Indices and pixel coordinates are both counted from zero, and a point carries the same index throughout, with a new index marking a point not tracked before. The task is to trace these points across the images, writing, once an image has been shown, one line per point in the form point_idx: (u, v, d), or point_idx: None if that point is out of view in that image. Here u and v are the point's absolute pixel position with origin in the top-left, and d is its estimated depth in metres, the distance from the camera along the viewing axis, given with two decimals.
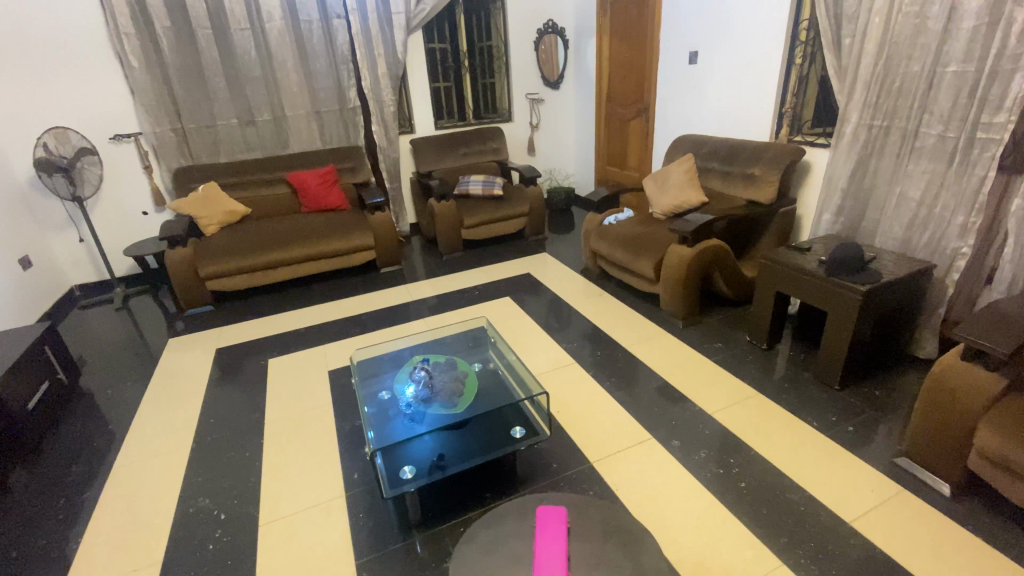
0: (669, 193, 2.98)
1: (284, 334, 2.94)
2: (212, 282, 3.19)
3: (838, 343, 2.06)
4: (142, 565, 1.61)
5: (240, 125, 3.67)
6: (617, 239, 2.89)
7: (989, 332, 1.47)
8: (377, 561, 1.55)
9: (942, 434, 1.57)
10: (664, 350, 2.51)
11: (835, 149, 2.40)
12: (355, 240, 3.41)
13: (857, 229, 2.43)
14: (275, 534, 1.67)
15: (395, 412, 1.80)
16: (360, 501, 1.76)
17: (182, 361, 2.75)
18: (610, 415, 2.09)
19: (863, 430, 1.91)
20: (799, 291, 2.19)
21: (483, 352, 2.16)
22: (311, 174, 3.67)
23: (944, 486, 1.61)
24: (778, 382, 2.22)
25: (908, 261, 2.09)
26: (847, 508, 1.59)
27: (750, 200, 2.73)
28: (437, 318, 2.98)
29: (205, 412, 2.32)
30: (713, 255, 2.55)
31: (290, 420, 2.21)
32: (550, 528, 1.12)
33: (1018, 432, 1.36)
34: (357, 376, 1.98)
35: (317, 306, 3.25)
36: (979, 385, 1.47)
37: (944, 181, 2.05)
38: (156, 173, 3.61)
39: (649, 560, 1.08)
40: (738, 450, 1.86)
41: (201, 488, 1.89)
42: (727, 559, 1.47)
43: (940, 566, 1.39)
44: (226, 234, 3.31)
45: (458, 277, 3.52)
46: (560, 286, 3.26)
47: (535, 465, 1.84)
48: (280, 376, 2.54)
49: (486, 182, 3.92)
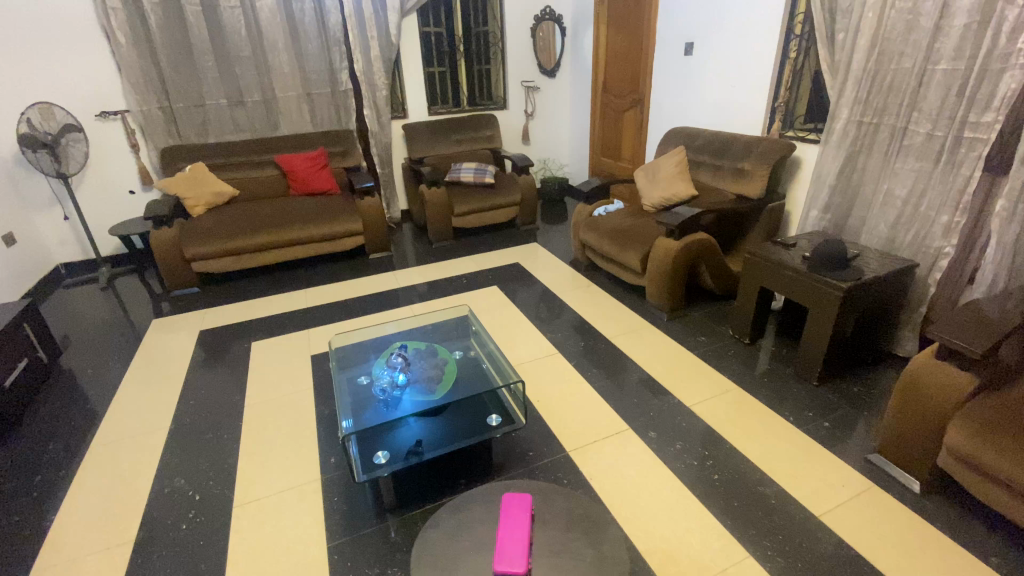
0: (659, 185, 2.97)
1: (269, 318, 2.92)
2: (197, 264, 3.16)
3: (818, 340, 2.07)
4: (115, 544, 1.60)
5: (229, 106, 3.61)
6: (606, 230, 2.88)
7: (962, 331, 1.47)
8: (349, 544, 1.56)
9: (915, 432, 1.57)
10: (648, 343, 2.51)
11: (824, 145, 2.38)
12: (343, 225, 3.38)
13: (843, 226, 2.43)
14: (249, 515, 1.67)
15: (372, 398, 1.79)
16: (335, 485, 1.77)
17: (165, 341, 2.74)
18: (589, 405, 2.09)
19: (839, 426, 1.92)
20: (782, 286, 2.19)
21: (465, 340, 2.15)
22: (300, 158, 3.64)
23: (914, 482, 1.62)
24: (758, 376, 2.23)
25: (892, 260, 2.09)
26: (817, 502, 1.60)
27: (739, 194, 2.71)
28: (424, 305, 2.97)
29: (185, 394, 2.31)
30: (700, 249, 2.54)
31: (271, 404, 2.20)
32: (512, 515, 1.09)
33: (984, 429, 1.37)
34: (335, 362, 1.97)
35: (303, 290, 3.23)
36: (951, 383, 1.48)
37: (931, 180, 2.04)
38: (143, 152, 3.56)
39: (610, 549, 1.08)
40: (714, 443, 1.87)
41: (177, 468, 1.89)
42: (695, 549, 1.48)
43: (905, 563, 1.40)
44: (213, 216, 3.27)
45: (446, 264, 3.51)
46: (548, 276, 3.25)
47: (511, 453, 1.85)
48: (263, 359, 2.53)
49: (478, 170, 3.89)
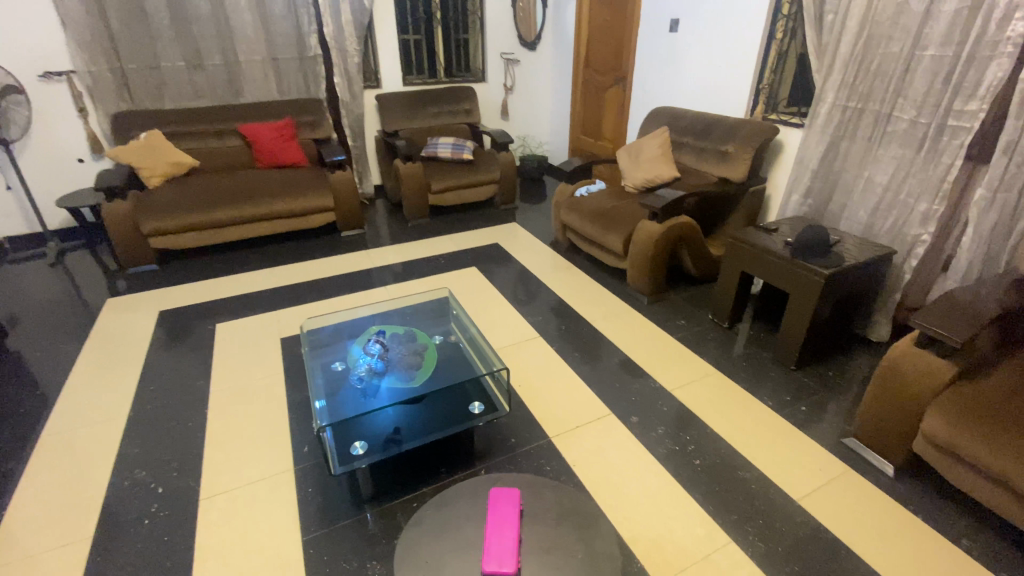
0: (642, 166, 2.92)
1: (234, 298, 2.77)
2: (155, 239, 2.96)
3: (797, 325, 2.09)
4: (70, 541, 1.50)
5: (187, 69, 3.36)
6: (587, 211, 2.82)
7: (944, 320, 1.48)
8: (324, 537, 1.50)
9: (892, 416, 1.60)
10: (629, 327, 2.49)
11: (809, 128, 2.36)
12: (313, 200, 3.22)
13: (822, 212, 2.44)
14: (217, 509, 1.59)
15: (348, 386, 1.71)
16: (309, 475, 1.69)
17: (121, 322, 2.56)
18: (570, 390, 2.06)
19: (814, 410, 1.95)
20: (764, 271, 2.18)
21: (445, 323, 2.08)
22: (266, 128, 3.43)
23: (888, 466, 1.66)
24: (736, 361, 2.24)
25: (870, 246, 2.11)
26: (796, 487, 1.63)
27: (721, 177, 2.69)
28: (400, 286, 2.87)
29: (145, 378, 2.18)
30: (682, 232, 2.52)
31: (239, 389, 2.09)
32: (500, 512, 1.06)
33: (961, 417, 1.39)
34: (308, 347, 1.88)
35: (271, 269, 3.08)
36: (930, 370, 1.50)
37: (912, 167, 2.05)
38: (93, 118, 3.29)
39: (601, 545, 1.06)
40: (694, 428, 1.87)
41: (137, 459, 1.77)
42: (678, 536, 1.48)
43: (879, 545, 1.44)
44: (172, 188, 3.07)
45: (422, 244, 3.39)
46: (527, 257, 3.19)
47: (493, 440, 1.81)
48: (229, 342, 2.40)
49: (456, 145, 3.75)
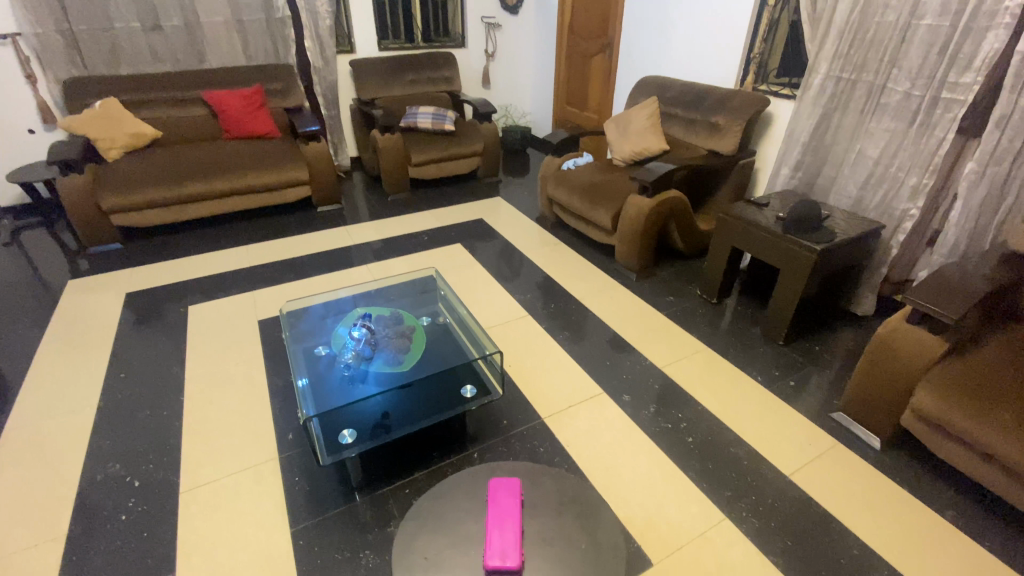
0: (630, 138, 2.84)
1: (207, 278, 2.64)
2: (118, 217, 2.78)
3: (786, 301, 2.09)
4: (43, 541, 1.42)
5: (144, 31, 3.10)
6: (575, 185, 2.75)
7: (938, 297, 1.48)
8: (314, 527, 1.46)
9: (881, 391, 1.62)
10: (618, 303, 2.46)
11: (801, 100, 2.32)
12: (287, 174, 3.06)
13: (811, 186, 2.42)
14: (199, 502, 1.52)
15: (333, 373, 1.64)
16: (295, 464, 1.64)
17: (85, 305, 2.42)
18: (561, 369, 2.04)
19: (801, 384, 1.97)
20: (754, 247, 2.17)
21: (432, 304, 2.01)
22: (233, 95, 3.22)
23: (874, 439, 1.69)
24: (725, 336, 2.24)
25: (859, 221, 2.10)
26: (786, 462, 1.65)
27: (711, 150, 2.64)
28: (382, 264, 2.77)
29: (115, 365, 2.06)
30: (672, 207, 2.47)
31: (216, 375, 2.00)
32: (501, 505, 1.03)
33: (952, 393, 1.40)
34: (289, 332, 1.79)
35: (245, 246, 2.94)
36: (922, 347, 1.50)
37: (903, 141, 2.03)
38: (42, 85, 3.03)
39: (604, 535, 1.04)
40: (686, 405, 1.87)
41: (110, 452, 1.69)
42: (673, 515, 1.49)
43: (867, 517, 1.47)
44: (133, 161, 2.87)
45: (404, 219, 3.28)
46: (512, 233, 3.11)
47: (485, 423, 1.78)
48: (203, 325, 2.29)
49: (436, 115, 3.60)
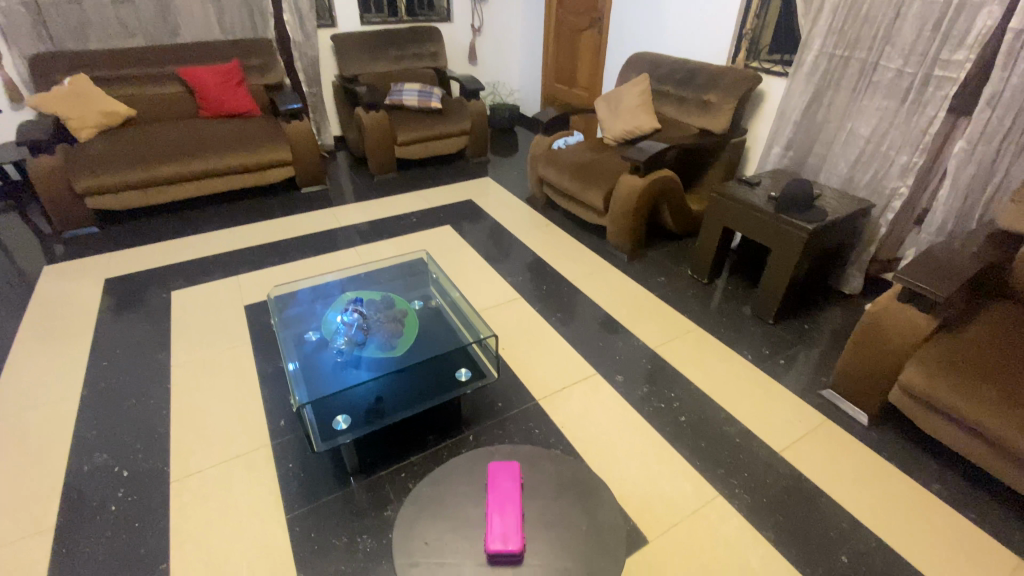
0: (621, 116, 2.80)
1: (188, 263, 2.57)
2: (93, 200, 2.68)
3: (777, 281, 2.10)
4: (29, 534, 1.39)
5: (113, 3, 2.95)
6: (566, 165, 2.71)
7: (929, 275, 1.49)
8: (310, 513, 1.45)
9: (870, 367, 1.65)
10: (609, 284, 2.46)
11: (793, 78, 2.30)
12: (269, 154, 2.97)
13: (802, 164, 2.42)
14: (191, 491, 1.50)
15: (325, 358, 1.62)
16: (289, 450, 1.62)
17: (62, 291, 2.34)
18: (554, 351, 2.04)
19: (791, 363, 1.99)
20: (745, 227, 2.17)
21: (423, 288, 1.99)
22: (209, 72, 3.09)
23: (862, 416, 1.72)
24: (716, 316, 2.25)
25: (849, 200, 2.10)
26: (778, 439, 1.67)
27: (702, 128, 2.61)
28: (370, 247, 2.72)
29: (97, 353, 2.00)
30: (664, 187, 2.45)
31: (203, 361, 1.96)
32: (501, 489, 1.03)
33: (940, 370, 1.42)
34: (277, 318, 1.75)
35: (228, 230, 2.86)
36: (911, 325, 1.52)
37: (895, 119, 2.03)
38: (7, 62, 2.88)
39: (605, 516, 1.04)
40: (679, 385, 1.89)
41: (96, 442, 1.65)
42: (667, 493, 1.51)
43: (856, 491, 1.51)
44: (107, 141, 2.75)
45: (391, 200, 3.22)
46: (502, 214, 3.08)
47: (479, 406, 1.77)
48: (187, 311, 2.23)
49: (422, 92, 3.50)
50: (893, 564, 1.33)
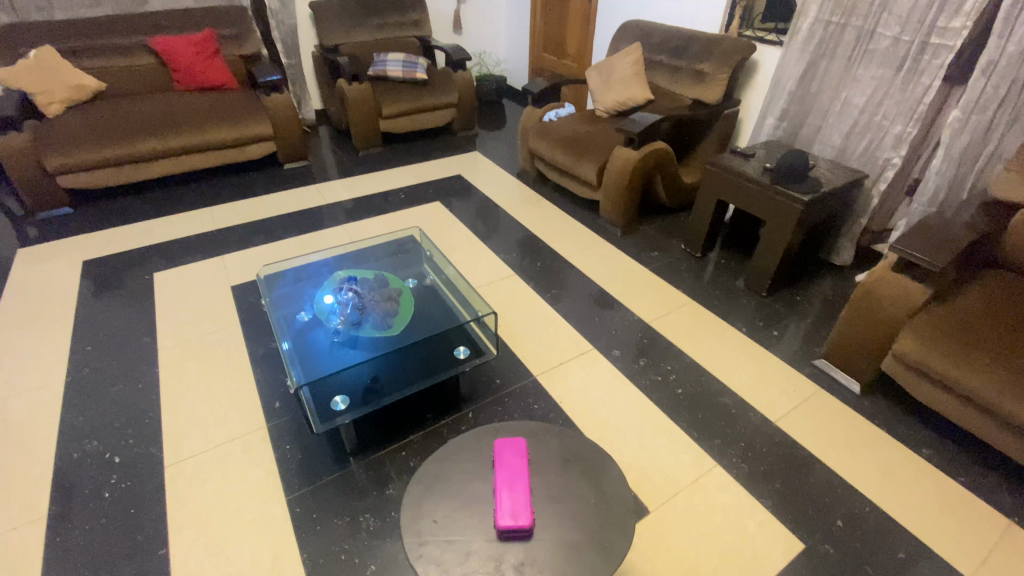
0: (614, 87, 2.75)
1: (169, 243, 2.48)
2: (65, 178, 2.56)
3: (771, 254, 2.11)
4: (20, 523, 1.36)
5: None
6: (558, 138, 2.65)
7: (925, 245, 1.50)
8: (311, 494, 1.44)
9: (864, 336, 1.67)
10: (603, 259, 2.44)
11: (788, 47, 2.26)
12: (250, 129, 2.86)
13: (795, 135, 2.40)
14: (187, 475, 1.48)
15: (321, 339, 1.59)
16: (286, 432, 1.60)
17: (37, 274, 2.25)
18: (550, 327, 2.03)
19: (784, 334, 2.01)
20: (740, 199, 2.15)
21: (417, 266, 1.95)
22: (182, 41, 2.94)
23: (855, 384, 1.75)
24: (709, 289, 2.26)
25: (844, 170, 2.10)
26: (773, 408, 1.70)
27: (696, 99, 2.58)
28: (358, 225, 2.66)
29: (79, 338, 1.94)
30: (658, 160, 2.42)
31: (191, 345, 1.91)
32: (509, 466, 1.03)
33: (933, 338, 1.45)
34: (267, 298, 1.71)
35: (209, 208, 2.77)
36: (906, 295, 1.54)
37: (890, 88, 2.02)
38: None
39: (612, 488, 1.05)
40: (675, 358, 1.90)
41: (84, 428, 1.60)
42: (667, 464, 1.53)
43: (850, 457, 1.54)
44: (77, 116, 2.61)
45: (378, 177, 3.14)
46: (492, 189, 3.02)
47: (477, 383, 1.76)
48: (171, 293, 2.17)
49: (407, 63, 3.38)
50: (885, 526, 1.38)
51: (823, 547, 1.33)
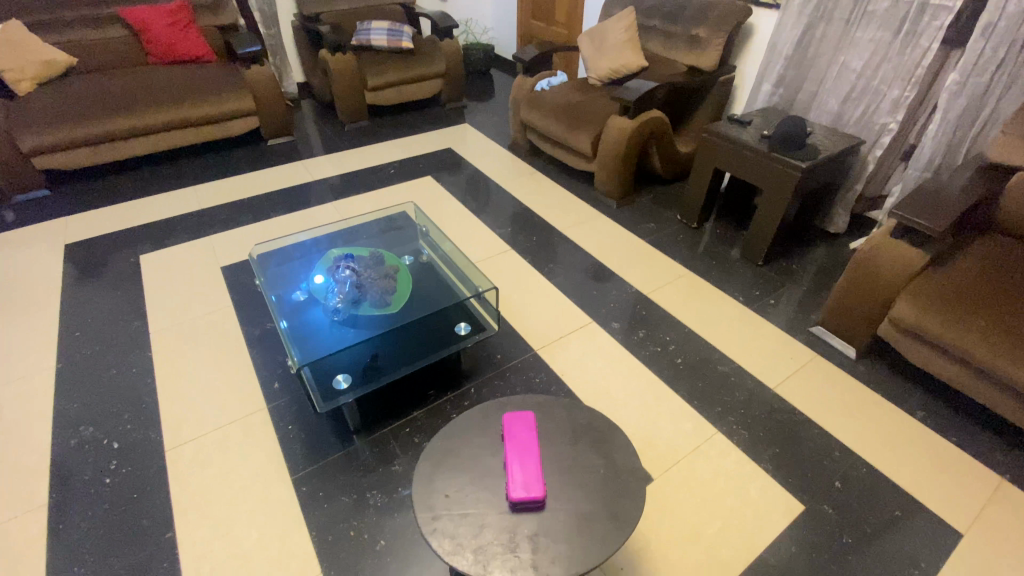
0: (606, 55, 2.68)
1: (153, 224, 2.41)
2: (41, 159, 2.45)
3: (768, 222, 2.10)
4: (20, 512, 1.34)
5: None
6: (551, 108, 2.59)
7: (924, 210, 1.50)
8: (316, 473, 1.44)
9: (860, 302, 1.68)
10: (600, 232, 2.42)
11: (786, 10, 2.21)
12: (231, 103, 2.75)
13: (792, 102, 2.37)
14: (189, 458, 1.46)
15: (319, 319, 1.56)
16: (286, 412, 1.59)
17: (17, 260, 2.18)
18: (549, 301, 2.02)
19: (781, 302, 2.03)
20: (737, 167, 2.13)
21: (412, 242, 1.92)
22: (155, 11, 2.80)
23: (851, 350, 1.78)
24: (705, 259, 2.26)
25: (841, 136, 2.08)
26: (771, 375, 1.72)
27: (691, 66, 2.52)
28: (347, 202, 2.60)
29: (67, 324, 1.89)
30: (653, 129, 2.38)
31: (183, 328, 1.87)
32: (520, 439, 1.02)
33: (931, 303, 1.46)
34: (261, 278, 1.67)
35: (193, 188, 2.68)
36: (904, 260, 1.54)
37: (888, 51, 1.99)
38: None
39: (621, 458, 1.05)
40: (674, 328, 1.91)
41: (79, 415, 1.58)
42: (669, 433, 1.54)
43: (846, 421, 1.57)
44: (49, 93, 2.49)
45: (366, 152, 3.06)
46: (483, 162, 2.96)
47: (478, 358, 1.76)
48: (158, 275, 2.11)
49: (392, 31, 3.26)
50: (881, 486, 1.41)
51: (822, 508, 1.37)
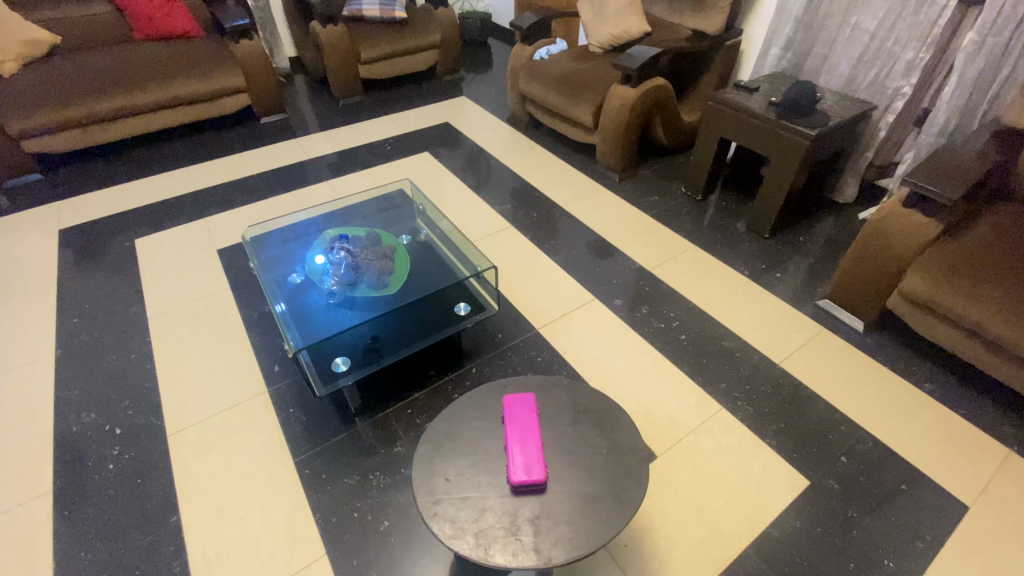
0: (608, 21, 2.57)
1: (146, 207, 2.36)
2: (31, 142, 2.40)
3: (775, 193, 2.04)
4: (26, 500, 1.34)
5: None
6: (551, 78, 2.51)
7: (939, 178, 1.44)
8: (319, 456, 1.43)
9: (869, 274, 1.64)
10: (602, 206, 2.36)
11: None
12: (222, 80, 2.68)
13: (801, 66, 2.28)
14: (191, 443, 1.46)
15: (316, 302, 1.53)
16: (287, 396, 1.58)
17: (12, 246, 2.15)
18: (550, 278, 1.98)
19: (787, 275, 1.98)
20: (743, 136, 2.06)
21: (409, 222, 1.88)
22: None
23: (858, 323, 1.75)
24: (710, 232, 2.21)
25: (851, 102, 2.00)
26: (777, 350, 1.69)
27: (695, 31, 2.41)
28: (343, 180, 2.55)
29: (64, 311, 1.87)
30: (656, 98, 2.30)
31: (181, 312, 1.85)
32: (521, 421, 1.01)
33: (943, 274, 1.42)
34: (256, 261, 1.64)
35: (186, 169, 2.63)
36: (917, 231, 1.49)
37: (903, 10, 1.89)
38: None
39: (623, 439, 1.04)
40: (679, 304, 1.87)
41: (80, 402, 1.57)
42: (674, 410, 1.53)
43: (853, 395, 1.55)
44: (35, 73, 2.42)
45: (361, 128, 2.98)
46: (481, 137, 2.89)
47: (479, 338, 1.74)
48: (154, 259, 2.08)
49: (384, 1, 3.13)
50: (888, 460, 1.40)
51: (828, 483, 1.36)
